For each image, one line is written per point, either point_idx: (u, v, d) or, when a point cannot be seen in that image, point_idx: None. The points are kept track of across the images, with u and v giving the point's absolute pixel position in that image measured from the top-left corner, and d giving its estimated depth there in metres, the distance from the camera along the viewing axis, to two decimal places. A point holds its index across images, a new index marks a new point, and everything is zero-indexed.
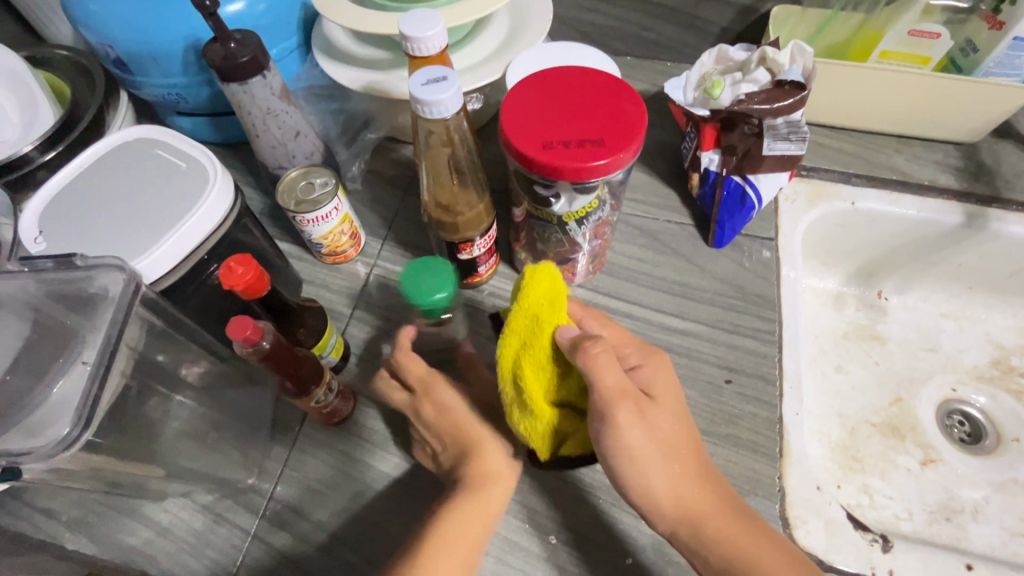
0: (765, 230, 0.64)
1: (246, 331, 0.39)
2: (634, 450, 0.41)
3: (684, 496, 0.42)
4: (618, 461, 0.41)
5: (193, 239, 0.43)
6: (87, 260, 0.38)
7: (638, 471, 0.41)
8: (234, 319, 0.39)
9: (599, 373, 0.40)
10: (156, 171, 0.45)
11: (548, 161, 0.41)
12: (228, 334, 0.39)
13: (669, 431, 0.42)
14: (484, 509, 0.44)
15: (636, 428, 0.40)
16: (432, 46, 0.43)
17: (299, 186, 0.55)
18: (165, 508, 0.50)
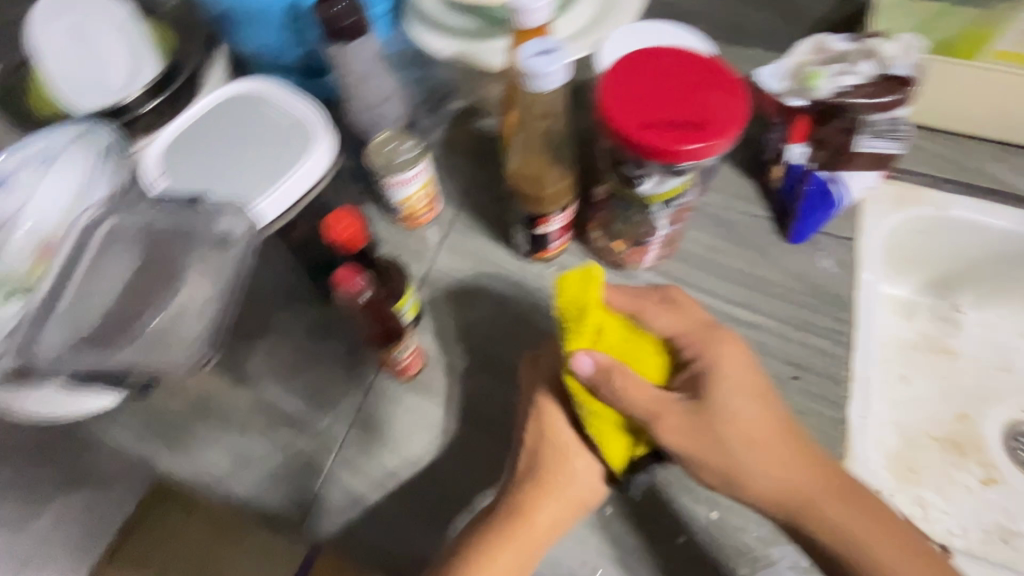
0: (846, 230, 0.62)
1: (351, 279, 0.42)
2: (695, 452, 0.42)
3: (785, 481, 0.43)
4: (688, 459, 0.43)
5: (298, 191, 0.45)
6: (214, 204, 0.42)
7: (717, 470, 0.43)
8: (341, 267, 0.42)
9: (634, 395, 0.41)
10: (266, 125, 0.48)
11: (645, 141, 0.42)
12: (334, 281, 0.42)
13: (733, 431, 0.42)
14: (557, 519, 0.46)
15: (678, 430, 0.41)
16: (537, 18, 0.44)
17: (387, 149, 0.57)
18: (248, 441, 0.54)
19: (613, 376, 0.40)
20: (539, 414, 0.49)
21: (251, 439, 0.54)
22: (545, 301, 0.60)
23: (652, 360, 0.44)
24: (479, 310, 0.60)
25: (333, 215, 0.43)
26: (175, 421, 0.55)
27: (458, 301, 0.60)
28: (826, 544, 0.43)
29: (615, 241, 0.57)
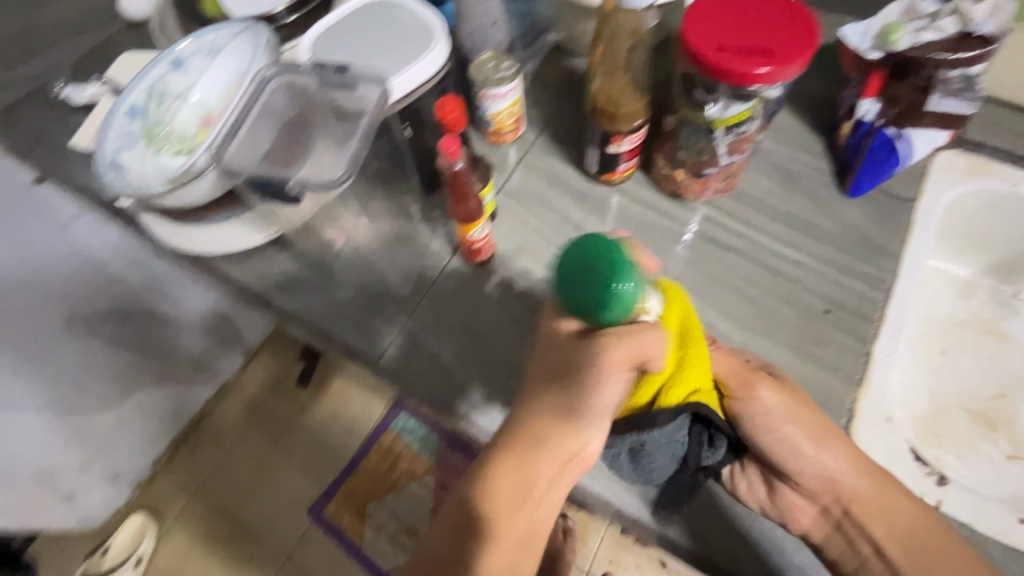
0: (906, 191, 0.64)
1: (452, 146, 0.50)
2: (779, 418, 0.48)
3: (834, 472, 0.49)
4: (764, 435, 0.49)
5: (415, 81, 0.54)
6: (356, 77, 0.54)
7: (787, 448, 0.48)
8: (444, 136, 0.50)
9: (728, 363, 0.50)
10: (395, 27, 0.58)
11: (719, 62, 0.47)
12: (439, 148, 0.51)
13: (806, 419, 0.48)
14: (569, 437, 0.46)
15: (773, 395, 0.49)
16: None
17: (489, 66, 0.65)
18: (340, 294, 0.65)
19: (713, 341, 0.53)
20: (610, 350, 0.42)
21: (343, 292, 0.65)
22: (605, 218, 0.67)
23: None
24: (545, 219, 0.67)
25: (443, 99, 0.52)
26: (285, 271, 0.67)
27: (529, 209, 0.68)
28: (897, 542, 0.48)
29: (676, 170, 0.62)
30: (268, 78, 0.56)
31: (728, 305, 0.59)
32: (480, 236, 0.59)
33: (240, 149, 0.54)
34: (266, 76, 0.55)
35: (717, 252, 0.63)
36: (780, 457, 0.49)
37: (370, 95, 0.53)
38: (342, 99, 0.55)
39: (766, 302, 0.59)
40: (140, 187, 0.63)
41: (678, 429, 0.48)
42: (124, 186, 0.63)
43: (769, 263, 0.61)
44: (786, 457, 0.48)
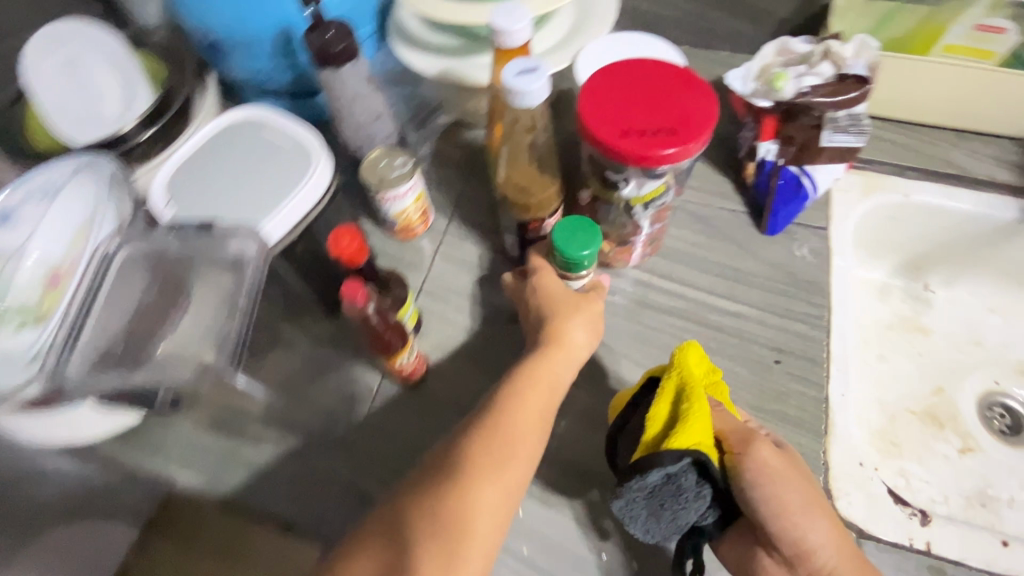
0: (818, 219, 0.65)
1: (356, 293, 0.44)
2: (776, 477, 0.45)
3: (815, 541, 0.45)
4: (752, 492, 0.45)
5: (299, 213, 0.48)
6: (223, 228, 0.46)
7: (779, 506, 0.44)
8: (347, 282, 0.44)
9: (736, 427, 0.47)
10: (265, 150, 0.50)
11: (625, 149, 0.45)
12: (342, 295, 0.45)
13: (798, 484, 0.45)
14: (551, 383, 0.48)
15: (773, 454, 0.46)
16: (518, 38, 0.48)
17: (380, 165, 0.59)
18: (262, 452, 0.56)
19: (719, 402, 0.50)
20: (558, 332, 0.50)
21: (263, 449, 0.56)
22: None
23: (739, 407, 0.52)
24: (475, 315, 0.62)
25: (337, 232, 0.45)
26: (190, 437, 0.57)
27: (455, 306, 0.63)
28: None
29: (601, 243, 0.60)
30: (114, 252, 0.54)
31: None
32: (409, 360, 0.54)
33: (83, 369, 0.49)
34: (108, 250, 0.53)
35: (657, 317, 0.60)
36: (769, 517, 0.44)
37: (244, 246, 0.45)
38: (217, 254, 0.48)
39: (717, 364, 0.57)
40: None
41: (675, 476, 0.44)
42: None
43: (710, 319, 0.60)
44: (773, 512, 0.44)
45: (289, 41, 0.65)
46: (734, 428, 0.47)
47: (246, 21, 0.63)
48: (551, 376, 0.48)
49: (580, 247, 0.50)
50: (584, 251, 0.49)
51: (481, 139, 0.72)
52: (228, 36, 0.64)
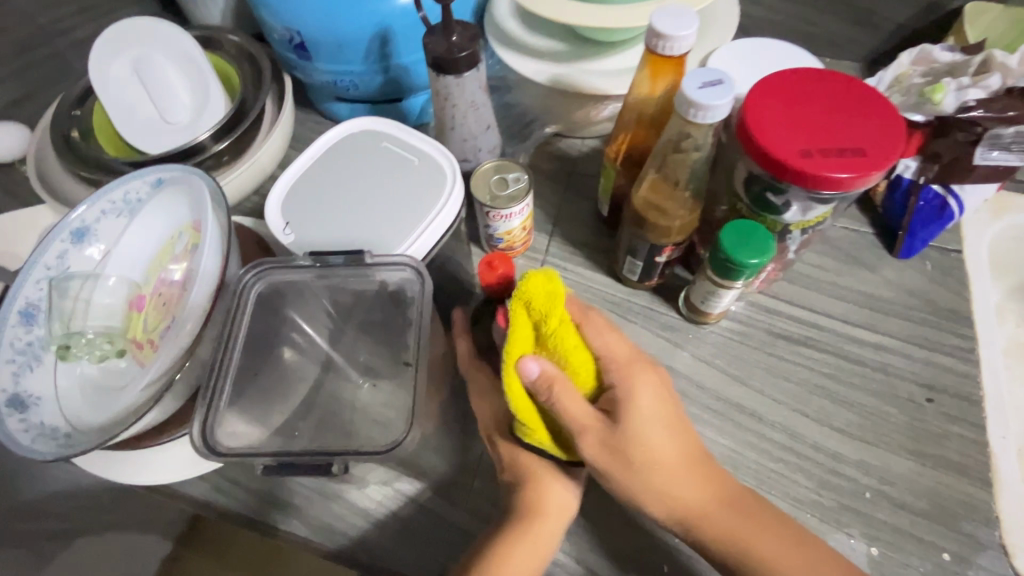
0: (952, 241, 0.61)
1: (508, 314, 0.41)
2: (628, 433, 0.41)
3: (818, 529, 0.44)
4: (639, 438, 0.41)
5: (436, 238, 0.43)
6: (373, 258, 0.41)
7: (652, 455, 0.42)
8: None
9: (573, 400, 0.39)
10: (390, 168, 0.46)
11: (809, 170, 0.40)
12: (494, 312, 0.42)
13: (668, 431, 0.43)
14: (552, 533, 0.44)
15: (648, 398, 0.42)
16: (681, 46, 0.42)
17: (493, 180, 0.55)
18: (369, 495, 0.50)
19: (552, 374, 0.39)
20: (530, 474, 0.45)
21: (369, 493, 0.50)
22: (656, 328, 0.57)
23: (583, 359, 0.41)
24: None
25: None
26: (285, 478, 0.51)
27: None
28: None
29: None
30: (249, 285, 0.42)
31: (828, 414, 0.52)
32: None
33: (237, 430, 0.39)
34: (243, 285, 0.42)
35: (791, 349, 0.55)
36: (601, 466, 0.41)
37: (394, 278, 0.41)
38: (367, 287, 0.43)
39: (863, 403, 0.52)
40: (64, 428, 0.45)
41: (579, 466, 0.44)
42: (35, 431, 0.44)
43: (849, 351, 0.55)
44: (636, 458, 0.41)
45: (385, 43, 0.61)
46: (574, 404, 0.39)
47: (343, 22, 0.58)
48: (541, 534, 0.44)
49: (750, 250, 0.45)
50: (752, 259, 0.45)
51: (578, 150, 0.68)
52: (320, 37, 0.60)
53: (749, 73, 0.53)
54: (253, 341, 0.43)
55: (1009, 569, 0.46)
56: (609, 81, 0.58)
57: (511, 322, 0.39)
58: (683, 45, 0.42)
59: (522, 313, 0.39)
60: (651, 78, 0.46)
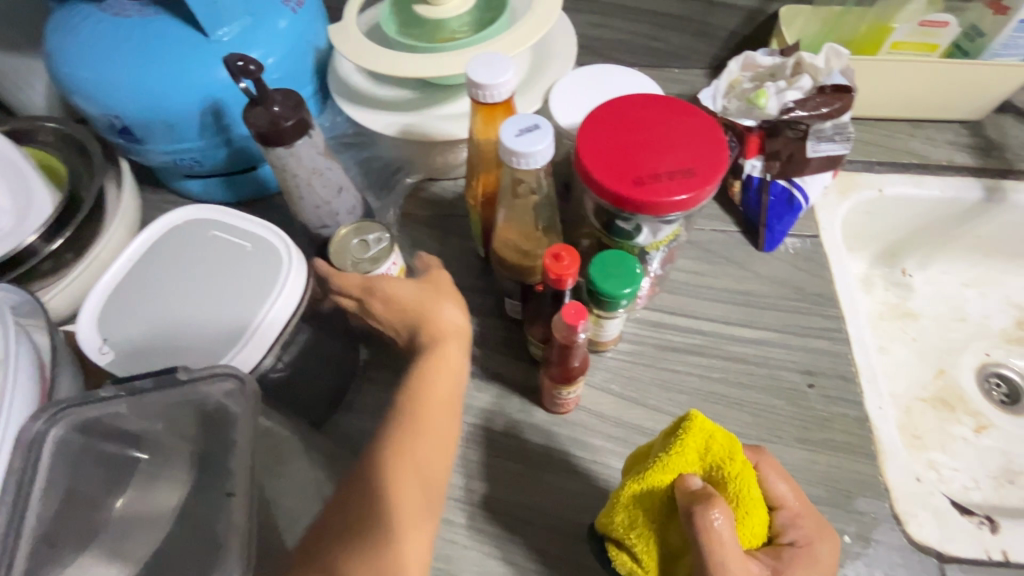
0: (809, 228, 0.64)
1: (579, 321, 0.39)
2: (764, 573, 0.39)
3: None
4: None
5: (280, 326, 0.40)
6: (188, 372, 0.36)
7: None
8: (570, 308, 0.39)
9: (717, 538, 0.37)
10: (221, 257, 0.42)
11: (643, 198, 0.40)
12: (563, 319, 0.39)
13: None
14: (450, 380, 0.45)
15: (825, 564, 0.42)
16: (502, 92, 0.42)
17: (352, 245, 0.50)
18: None
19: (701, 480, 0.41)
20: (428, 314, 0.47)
21: None
22: None
23: (752, 505, 0.42)
24: (486, 394, 0.55)
25: (557, 248, 0.41)
26: None
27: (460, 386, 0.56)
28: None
29: None
30: (41, 432, 0.35)
31: (722, 418, 0.53)
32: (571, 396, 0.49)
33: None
34: (30, 435, 0.35)
35: (680, 359, 0.56)
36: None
37: (218, 389, 0.37)
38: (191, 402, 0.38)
39: (753, 400, 0.54)
40: None
41: None
42: None
43: (733, 351, 0.56)
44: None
45: (219, 116, 0.57)
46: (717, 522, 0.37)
47: (165, 101, 0.54)
48: (448, 372, 0.45)
49: (622, 281, 0.44)
50: (625, 289, 0.44)
51: (450, 192, 0.66)
52: (144, 119, 0.55)
53: (588, 102, 0.54)
54: (68, 487, 0.37)
55: (904, 538, 0.48)
56: (460, 126, 0.58)
57: (676, 446, 0.42)
58: (504, 90, 0.42)
59: (695, 446, 0.42)
60: (484, 124, 0.46)
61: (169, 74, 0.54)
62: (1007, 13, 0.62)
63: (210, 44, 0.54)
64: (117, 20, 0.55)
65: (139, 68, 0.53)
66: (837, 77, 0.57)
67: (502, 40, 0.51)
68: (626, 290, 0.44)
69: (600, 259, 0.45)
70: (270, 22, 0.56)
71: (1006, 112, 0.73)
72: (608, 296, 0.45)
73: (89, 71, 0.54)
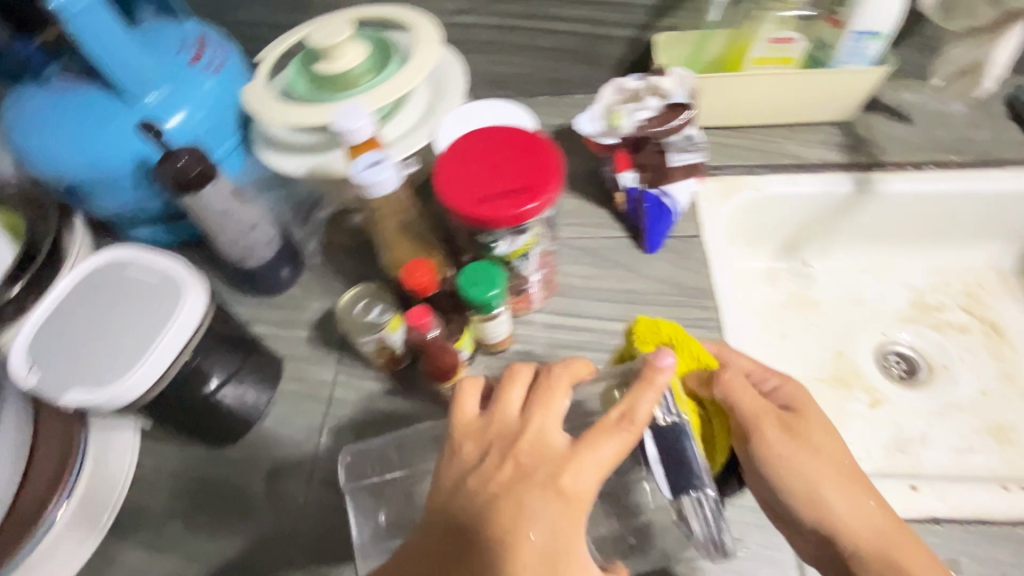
0: (691, 228, 0.71)
1: (421, 319, 0.51)
2: (792, 437, 0.51)
3: (837, 516, 0.49)
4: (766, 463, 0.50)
5: (183, 339, 0.47)
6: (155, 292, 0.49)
7: (807, 485, 0.49)
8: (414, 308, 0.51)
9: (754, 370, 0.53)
10: (132, 288, 0.49)
11: (480, 214, 0.48)
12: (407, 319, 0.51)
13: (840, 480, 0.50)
14: None
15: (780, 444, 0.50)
16: (359, 134, 0.50)
17: (356, 311, 0.56)
18: None
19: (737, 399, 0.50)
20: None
21: None
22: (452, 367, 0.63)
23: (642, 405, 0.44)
24: (393, 398, 0.62)
25: (410, 265, 0.48)
26: None
27: (373, 392, 0.63)
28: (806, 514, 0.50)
29: None
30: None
31: None
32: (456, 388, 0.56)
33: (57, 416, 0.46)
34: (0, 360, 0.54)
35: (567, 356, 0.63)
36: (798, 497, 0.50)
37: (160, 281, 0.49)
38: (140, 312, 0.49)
39: None
40: None
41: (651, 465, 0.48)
42: None
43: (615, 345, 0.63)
44: (804, 499, 0.49)
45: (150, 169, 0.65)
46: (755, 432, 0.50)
47: (99, 160, 0.62)
48: None
49: (493, 284, 0.52)
50: (487, 292, 0.51)
51: None
52: (82, 177, 0.64)
53: None
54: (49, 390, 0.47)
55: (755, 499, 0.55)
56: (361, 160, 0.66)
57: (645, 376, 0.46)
58: (360, 133, 0.50)
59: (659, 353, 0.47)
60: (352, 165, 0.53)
61: (104, 136, 0.62)
62: (841, 26, 0.68)
63: (139, 108, 0.63)
64: (55, 95, 0.63)
65: (79, 131, 0.62)
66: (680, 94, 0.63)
67: (387, 84, 0.62)
68: (492, 292, 0.51)
69: (472, 266, 0.53)
70: (195, 85, 0.66)
71: (875, 110, 0.80)
72: (474, 299, 0.52)
73: (35, 139, 0.62)
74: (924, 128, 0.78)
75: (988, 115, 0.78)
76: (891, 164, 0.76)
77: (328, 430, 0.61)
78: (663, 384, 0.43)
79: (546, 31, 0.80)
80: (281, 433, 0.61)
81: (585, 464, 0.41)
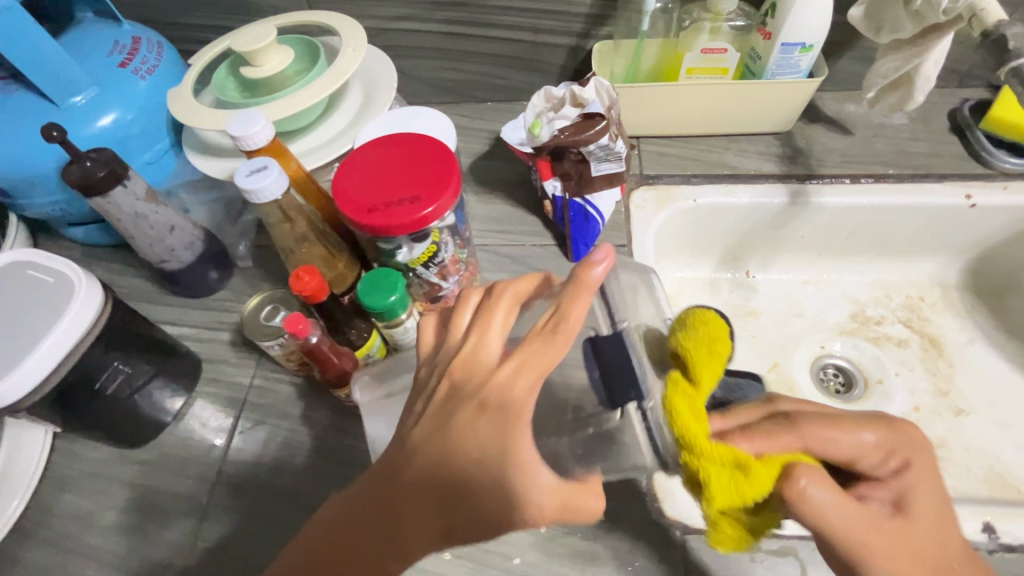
0: (618, 238, 0.71)
1: (297, 326, 0.48)
2: (925, 480, 0.42)
3: None
4: (926, 528, 0.40)
5: (79, 335, 0.49)
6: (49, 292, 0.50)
7: (935, 562, 0.40)
8: (288, 317, 0.48)
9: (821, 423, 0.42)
10: (25, 289, 0.50)
11: (370, 223, 0.48)
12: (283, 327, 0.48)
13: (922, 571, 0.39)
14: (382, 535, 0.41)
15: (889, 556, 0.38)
16: (259, 140, 0.51)
17: (261, 316, 0.56)
18: None
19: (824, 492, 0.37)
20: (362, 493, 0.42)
21: None
22: None
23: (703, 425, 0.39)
24: (306, 402, 0.62)
25: (299, 270, 0.49)
26: None
27: (288, 396, 0.63)
28: None
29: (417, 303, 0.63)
30: None
31: None
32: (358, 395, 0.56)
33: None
34: None
35: None
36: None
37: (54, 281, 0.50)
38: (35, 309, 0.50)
39: None
40: None
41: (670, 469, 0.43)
42: None
43: None
44: None
45: None
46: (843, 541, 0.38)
47: (22, 158, 0.62)
48: (387, 531, 0.41)
49: (389, 290, 0.52)
50: (384, 300, 0.52)
51: None
52: (7, 175, 0.63)
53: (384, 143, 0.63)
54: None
55: (654, 512, 0.55)
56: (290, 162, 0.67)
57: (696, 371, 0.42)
58: (259, 139, 0.51)
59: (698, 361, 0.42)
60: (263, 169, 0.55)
61: (27, 138, 0.62)
62: (771, 38, 0.67)
63: (65, 110, 0.63)
64: None
65: (2, 133, 0.62)
66: (594, 103, 0.62)
67: (312, 87, 0.62)
68: (390, 298, 0.52)
69: (371, 274, 0.53)
70: (124, 87, 0.66)
71: (816, 122, 0.79)
72: (371, 307, 0.52)
73: None
74: (864, 139, 0.78)
75: (930, 127, 0.77)
76: (826, 177, 0.75)
77: (237, 433, 0.61)
78: (594, 284, 0.39)
79: (485, 38, 0.79)
80: (194, 436, 0.62)
81: (524, 363, 0.39)
